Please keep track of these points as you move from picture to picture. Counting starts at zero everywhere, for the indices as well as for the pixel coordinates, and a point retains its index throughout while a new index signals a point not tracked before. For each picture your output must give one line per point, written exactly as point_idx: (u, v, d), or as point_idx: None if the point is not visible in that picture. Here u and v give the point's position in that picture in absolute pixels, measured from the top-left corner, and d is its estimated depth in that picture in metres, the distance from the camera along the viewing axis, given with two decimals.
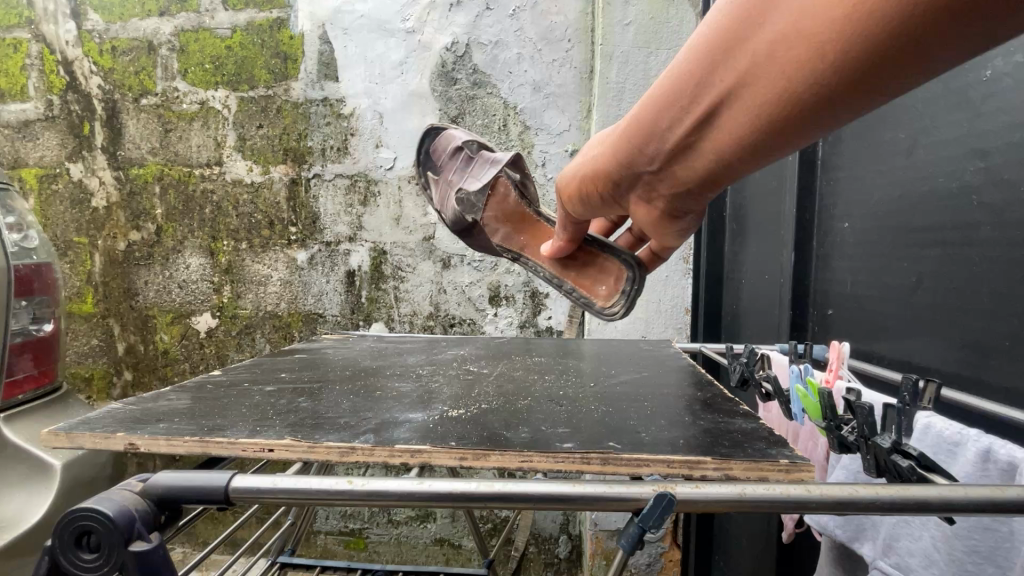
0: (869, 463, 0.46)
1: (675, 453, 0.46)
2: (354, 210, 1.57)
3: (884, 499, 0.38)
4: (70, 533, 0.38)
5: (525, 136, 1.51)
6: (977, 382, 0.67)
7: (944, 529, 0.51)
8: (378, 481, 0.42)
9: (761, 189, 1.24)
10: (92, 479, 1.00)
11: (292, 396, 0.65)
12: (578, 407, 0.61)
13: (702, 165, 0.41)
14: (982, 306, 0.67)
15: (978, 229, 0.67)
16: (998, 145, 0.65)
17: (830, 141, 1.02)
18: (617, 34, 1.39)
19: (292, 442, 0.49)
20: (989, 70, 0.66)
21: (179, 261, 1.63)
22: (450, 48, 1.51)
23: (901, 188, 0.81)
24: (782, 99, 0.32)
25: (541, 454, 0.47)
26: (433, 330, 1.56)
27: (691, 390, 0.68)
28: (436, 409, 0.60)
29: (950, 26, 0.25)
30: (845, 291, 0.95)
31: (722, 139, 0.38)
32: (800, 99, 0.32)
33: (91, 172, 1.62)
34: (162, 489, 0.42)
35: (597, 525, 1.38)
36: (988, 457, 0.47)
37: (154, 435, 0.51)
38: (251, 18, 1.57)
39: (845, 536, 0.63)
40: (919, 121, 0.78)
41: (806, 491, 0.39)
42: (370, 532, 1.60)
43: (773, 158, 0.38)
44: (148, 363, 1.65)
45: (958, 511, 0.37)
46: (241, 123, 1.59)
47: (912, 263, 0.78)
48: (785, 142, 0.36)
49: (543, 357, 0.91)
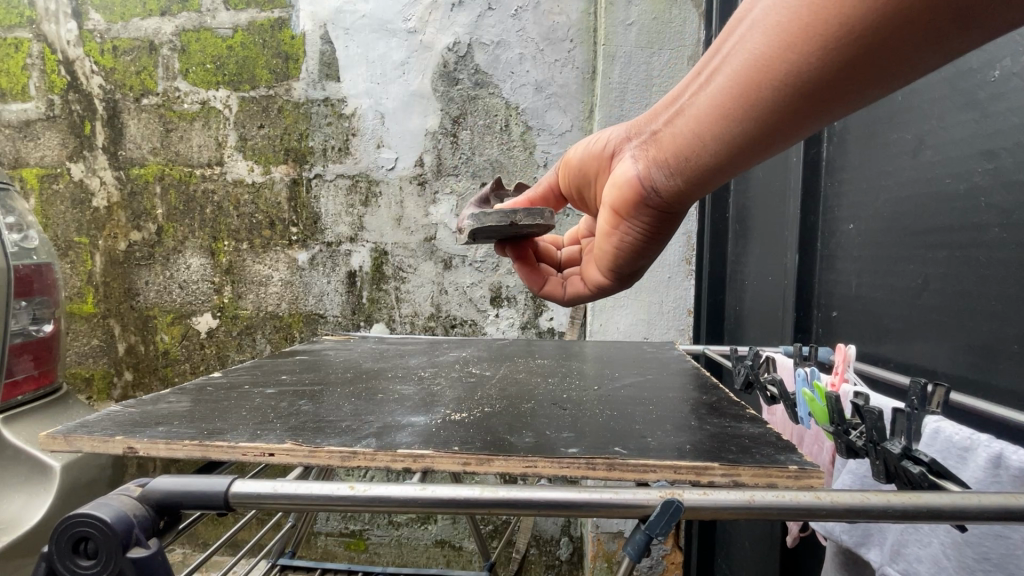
0: (878, 469, 0.46)
1: (681, 458, 0.46)
2: (355, 211, 1.57)
3: (896, 506, 0.37)
4: (67, 540, 0.38)
5: (526, 137, 1.51)
6: (986, 385, 0.66)
7: (954, 535, 0.50)
8: (380, 486, 0.41)
9: (764, 190, 1.23)
10: (92, 480, 1.00)
11: (293, 399, 0.65)
12: (582, 410, 0.60)
13: (688, 132, 0.50)
14: (990, 308, 0.66)
15: (987, 230, 0.67)
16: (1006, 146, 0.64)
17: (835, 142, 1.01)
18: (619, 34, 1.38)
19: (293, 446, 0.49)
20: (997, 70, 0.66)
21: (180, 262, 1.62)
22: (452, 49, 1.51)
23: (907, 189, 0.81)
24: (760, 72, 0.41)
25: (545, 460, 0.46)
26: (434, 331, 1.56)
27: (696, 393, 0.67)
28: (439, 412, 0.59)
29: (879, 24, 0.33)
30: (851, 293, 0.94)
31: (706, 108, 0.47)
32: (766, 75, 0.40)
33: (91, 172, 1.62)
34: (160, 494, 0.41)
35: (598, 528, 1.37)
36: (999, 463, 0.46)
37: (153, 438, 0.51)
38: (253, 18, 1.56)
39: (852, 541, 0.62)
40: (926, 121, 0.77)
41: (816, 498, 0.38)
42: (371, 534, 1.60)
43: (737, 142, 0.46)
44: (149, 364, 1.65)
45: (972, 519, 0.36)
46: (242, 123, 1.58)
47: (919, 265, 0.77)
48: (750, 123, 0.44)
49: (546, 359, 0.91)
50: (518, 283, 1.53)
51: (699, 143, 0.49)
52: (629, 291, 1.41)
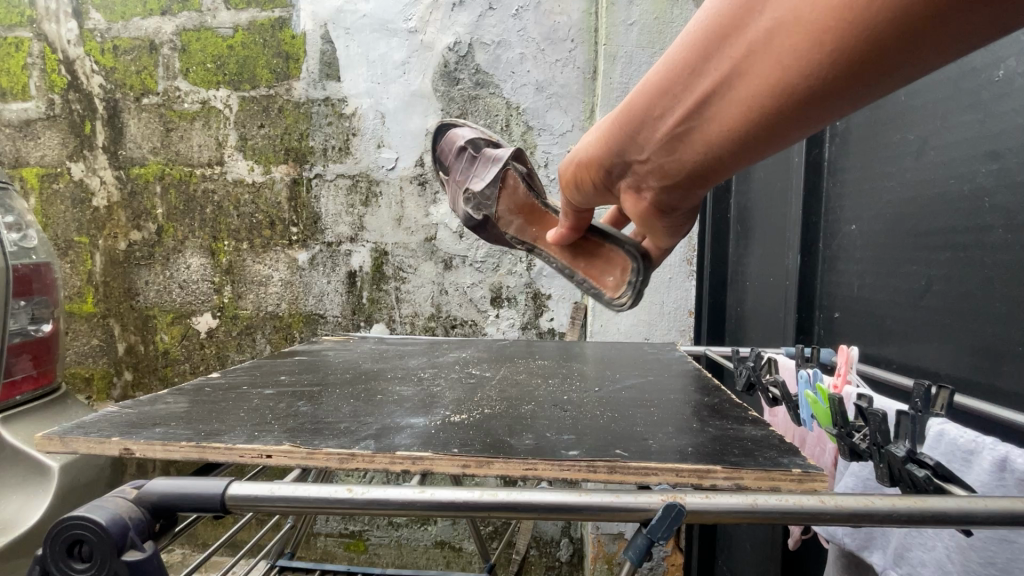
0: (882, 472, 0.45)
1: (683, 461, 0.45)
2: (355, 211, 1.56)
3: (901, 511, 0.36)
4: (61, 543, 0.37)
5: (527, 137, 1.50)
6: (990, 387, 0.66)
7: (959, 539, 0.49)
8: (378, 489, 0.41)
9: (766, 191, 1.23)
10: (91, 481, 1.00)
11: (292, 400, 0.64)
12: (583, 412, 0.60)
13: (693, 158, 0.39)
14: (994, 310, 0.65)
15: (991, 231, 0.66)
16: (1010, 146, 0.64)
17: (837, 143, 1.01)
18: (621, 34, 1.37)
19: (291, 448, 0.48)
20: (1002, 70, 0.65)
21: (180, 261, 1.62)
22: (453, 48, 1.50)
23: (911, 190, 0.80)
24: (780, 86, 0.30)
25: (545, 462, 0.45)
26: (434, 331, 1.55)
27: (698, 395, 0.67)
28: (438, 414, 0.59)
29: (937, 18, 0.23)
30: (853, 294, 0.94)
31: (711, 132, 0.36)
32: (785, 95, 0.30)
33: (92, 172, 1.62)
34: (156, 496, 0.41)
35: (599, 529, 1.36)
36: (1005, 466, 0.46)
37: (150, 440, 0.50)
38: (253, 18, 1.56)
39: (855, 545, 0.62)
40: (930, 122, 0.77)
41: (820, 502, 0.38)
42: (370, 535, 1.59)
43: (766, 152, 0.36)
44: (149, 364, 1.64)
45: (977, 523, 0.36)
46: (243, 123, 1.58)
47: (923, 266, 0.77)
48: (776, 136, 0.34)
49: (547, 360, 0.90)
50: (519, 284, 1.52)
51: (714, 164, 0.38)
52: None
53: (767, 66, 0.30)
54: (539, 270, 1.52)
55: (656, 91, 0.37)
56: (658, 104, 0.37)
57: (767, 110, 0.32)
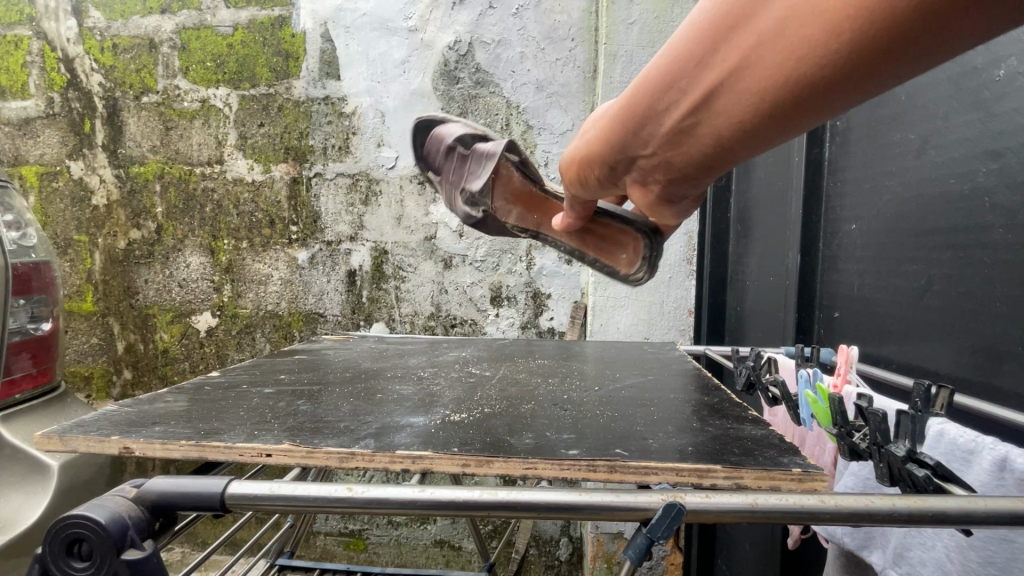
0: (882, 472, 0.45)
1: (683, 460, 0.45)
2: (355, 209, 1.56)
3: (901, 510, 0.36)
4: (60, 542, 0.37)
5: (527, 136, 1.50)
6: (990, 387, 0.66)
7: (958, 539, 0.49)
8: (377, 488, 0.41)
9: (766, 190, 1.23)
10: (91, 479, 1.00)
11: (291, 399, 0.64)
12: (583, 412, 0.60)
13: (701, 151, 0.38)
14: (994, 310, 0.65)
15: (991, 231, 0.66)
16: (1011, 146, 0.64)
17: (837, 142, 1.00)
18: (621, 33, 1.37)
19: (290, 447, 0.48)
20: (1002, 69, 0.65)
21: (180, 260, 1.62)
22: (453, 47, 1.50)
23: (911, 189, 0.80)
24: (788, 81, 0.29)
25: (545, 461, 0.45)
26: (434, 330, 1.55)
27: (698, 395, 0.67)
28: (438, 413, 0.59)
29: (952, 16, 0.22)
30: (853, 294, 0.94)
31: (719, 125, 0.35)
32: (797, 90, 0.30)
33: (91, 170, 1.61)
34: (155, 496, 0.41)
35: (598, 528, 1.36)
36: (1004, 466, 0.46)
37: (150, 439, 0.50)
38: (253, 16, 1.56)
39: (854, 544, 0.62)
40: (930, 121, 0.77)
41: (820, 502, 0.38)
42: (370, 533, 1.59)
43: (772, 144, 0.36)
44: (148, 363, 1.64)
45: (977, 523, 0.36)
46: (242, 121, 1.58)
47: (923, 266, 0.77)
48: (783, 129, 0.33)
49: (546, 360, 0.90)
50: (519, 283, 1.52)
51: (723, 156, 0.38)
52: (630, 291, 1.41)
53: (776, 62, 0.29)
54: (539, 270, 1.52)
55: (662, 80, 0.36)
56: (664, 97, 0.37)
57: (774, 100, 0.31)
